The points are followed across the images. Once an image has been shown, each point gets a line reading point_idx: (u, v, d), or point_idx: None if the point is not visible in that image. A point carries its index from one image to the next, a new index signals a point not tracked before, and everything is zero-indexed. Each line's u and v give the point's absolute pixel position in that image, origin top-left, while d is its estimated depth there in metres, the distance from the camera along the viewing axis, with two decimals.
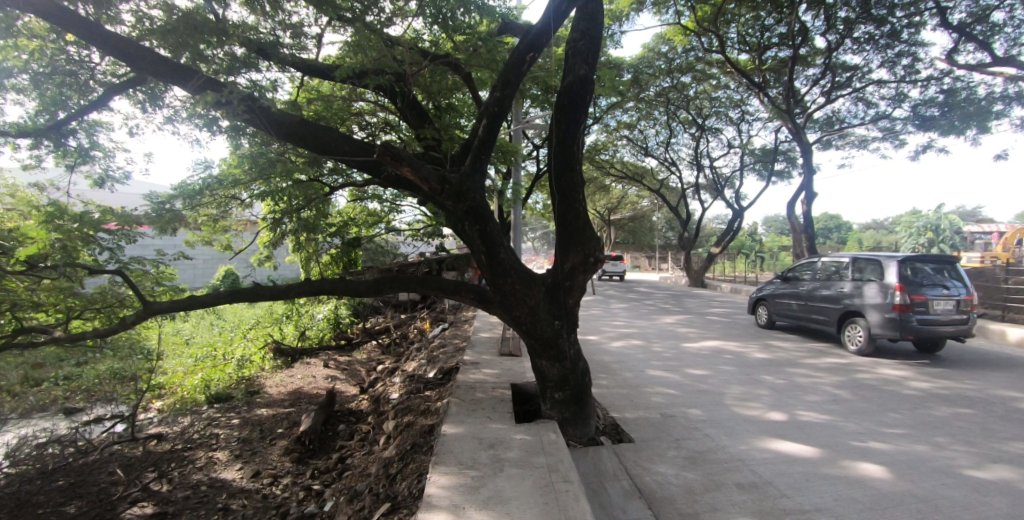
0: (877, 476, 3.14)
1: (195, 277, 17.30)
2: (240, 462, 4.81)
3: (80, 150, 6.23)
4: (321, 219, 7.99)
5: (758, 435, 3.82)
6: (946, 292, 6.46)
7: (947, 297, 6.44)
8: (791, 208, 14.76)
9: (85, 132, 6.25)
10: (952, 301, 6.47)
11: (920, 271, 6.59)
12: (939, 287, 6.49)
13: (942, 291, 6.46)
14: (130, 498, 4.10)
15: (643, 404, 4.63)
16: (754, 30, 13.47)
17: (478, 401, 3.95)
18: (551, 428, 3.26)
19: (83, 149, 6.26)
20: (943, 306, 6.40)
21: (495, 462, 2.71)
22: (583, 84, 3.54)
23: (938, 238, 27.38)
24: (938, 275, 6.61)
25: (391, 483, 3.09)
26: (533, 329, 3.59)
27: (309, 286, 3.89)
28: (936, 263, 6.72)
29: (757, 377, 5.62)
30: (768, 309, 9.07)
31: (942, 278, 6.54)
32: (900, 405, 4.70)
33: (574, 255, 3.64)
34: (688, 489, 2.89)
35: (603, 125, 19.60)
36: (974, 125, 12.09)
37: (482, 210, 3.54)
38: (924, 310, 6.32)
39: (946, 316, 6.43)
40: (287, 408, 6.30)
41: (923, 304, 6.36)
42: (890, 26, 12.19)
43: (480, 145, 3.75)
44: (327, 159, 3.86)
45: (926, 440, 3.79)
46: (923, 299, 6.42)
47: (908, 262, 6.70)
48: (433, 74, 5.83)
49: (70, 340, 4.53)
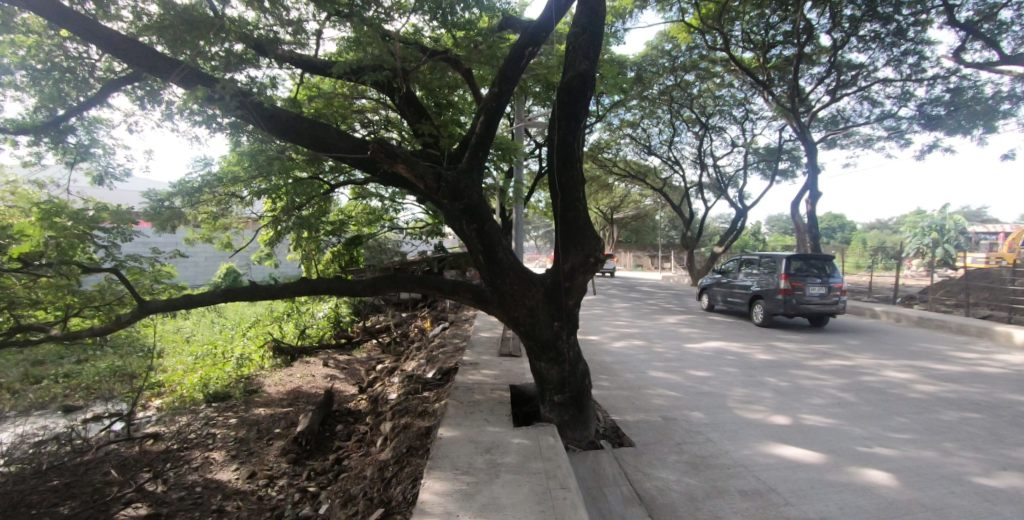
0: (884, 483, 3.06)
1: (197, 275, 17.27)
2: (236, 463, 4.76)
3: (80, 147, 6.19)
4: (320, 217, 7.93)
5: (761, 439, 3.75)
6: (821, 281, 9.06)
7: (821, 285, 9.06)
8: (795, 207, 14.62)
9: (85, 129, 6.21)
10: (824, 288, 9.09)
11: (804, 265, 9.18)
12: (815, 278, 9.12)
13: (817, 280, 9.07)
14: (124, 499, 4.05)
15: (644, 406, 4.55)
16: (759, 27, 13.34)
17: (477, 403, 3.89)
18: (550, 432, 3.20)
19: (83, 147, 6.21)
20: (817, 291, 9.01)
21: (492, 467, 2.64)
22: (583, 80, 3.46)
23: (942, 238, 27.25)
24: (817, 269, 9.22)
25: (385, 488, 3.03)
26: (531, 331, 3.52)
27: (304, 285, 3.83)
28: (816, 260, 9.32)
29: (760, 379, 5.54)
30: (709, 294, 11.72)
31: (818, 270, 9.16)
32: (906, 409, 4.61)
33: (573, 256, 3.57)
34: (690, 495, 2.83)
35: (606, 123, 19.47)
36: (980, 124, 11.96)
37: (480, 209, 3.47)
38: (801, 293, 8.98)
39: (818, 298, 9.08)
40: (285, 408, 6.26)
41: (801, 289, 9.02)
42: (896, 24, 12.06)
43: (479, 141, 3.68)
44: (323, 156, 3.78)
45: (932, 445, 3.71)
46: (802, 286, 9.08)
47: (796, 258, 9.32)
48: (432, 71, 5.76)
49: (68, 337, 4.47)
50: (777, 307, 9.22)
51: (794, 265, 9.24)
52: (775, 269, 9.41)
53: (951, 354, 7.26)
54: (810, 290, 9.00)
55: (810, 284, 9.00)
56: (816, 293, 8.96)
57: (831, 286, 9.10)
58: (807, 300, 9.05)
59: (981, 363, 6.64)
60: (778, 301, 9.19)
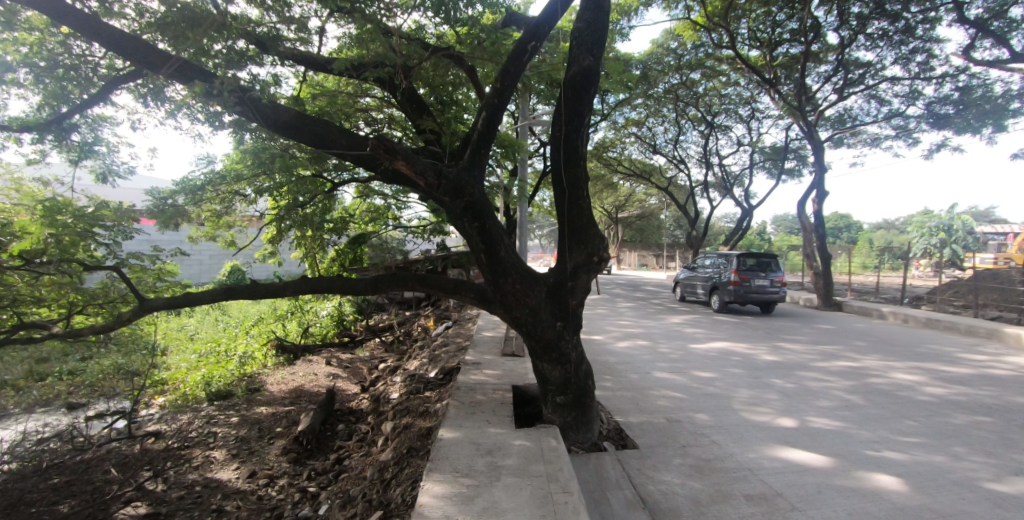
0: (892, 488, 2.99)
1: (201, 272, 17.31)
2: (236, 462, 4.73)
3: (83, 145, 6.17)
4: (324, 216, 7.90)
5: (767, 442, 3.69)
6: (764, 275, 11.31)
7: (764, 278, 11.31)
8: (802, 207, 14.46)
9: (88, 126, 6.20)
10: (767, 281, 11.34)
11: (753, 263, 11.42)
12: (759, 272, 11.45)
13: (761, 274, 11.33)
14: (123, 498, 4.04)
15: (648, 408, 4.48)
16: (765, 25, 13.22)
17: (478, 403, 3.84)
18: (552, 434, 3.14)
19: (87, 144, 6.20)
20: (761, 283, 11.26)
21: (492, 469, 2.59)
22: (586, 76, 3.40)
23: (950, 238, 26.98)
24: (762, 265, 11.50)
25: (384, 489, 3.00)
26: (534, 331, 3.47)
27: (305, 283, 3.80)
28: (763, 258, 11.55)
29: (766, 381, 5.46)
30: (683, 288, 13.96)
31: (763, 267, 11.42)
32: (916, 412, 4.52)
33: (576, 254, 3.53)
34: (694, 499, 2.77)
35: (611, 122, 19.37)
36: (990, 123, 11.78)
37: (482, 206, 3.43)
38: (747, 285, 11.23)
39: (762, 288, 11.34)
40: (286, 407, 6.23)
41: (748, 281, 11.28)
42: (904, 22, 11.92)
43: (480, 138, 3.64)
44: (323, 153, 3.75)
45: (942, 449, 3.63)
46: (749, 279, 11.33)
47: (747, 257, 11.54)
48: (435, 68, 5.68)
49: (70, 335, 4.42)
50: (730, 295, 11.46)
51: (745, 262, 11.48)
52: (730, 265, 11.64)
53: (959, 356, 7.16)
54: (754, 282, 11.28)
55: (756, 277, 11.26)
56: (760, 284, 11.19)
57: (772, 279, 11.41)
58: (752, 289, 11.35)
59: (990, 366, 6.53)
60: (731, 291, 11.41)
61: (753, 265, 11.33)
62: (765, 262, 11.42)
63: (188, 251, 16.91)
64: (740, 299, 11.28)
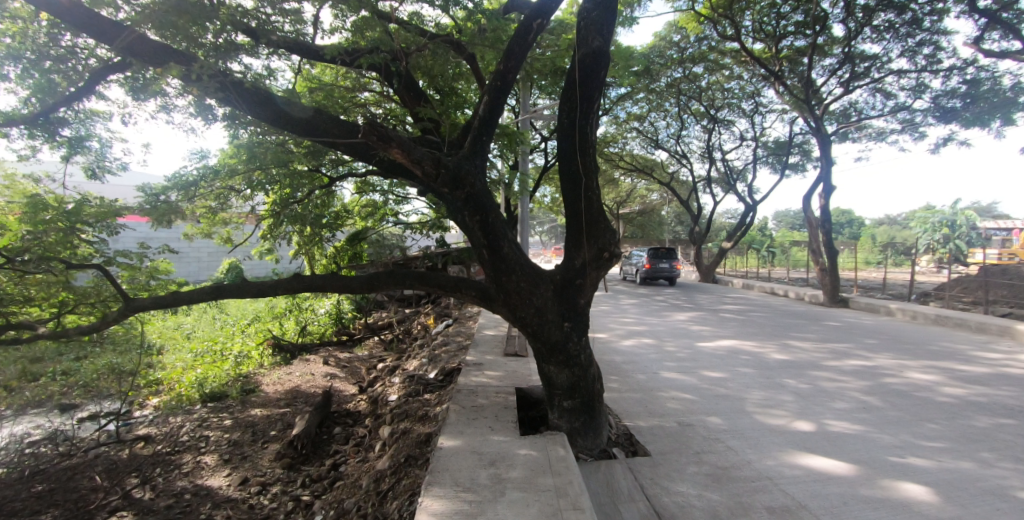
0: (921, 498, 2.79)
1: (198, 271, 17.13)
2: (227, 468, 4.53)
3: (75, 140, 5.98)
4: (322, 211, 7.70)
5: (784, 448, 3.49)
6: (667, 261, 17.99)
7: (666, 263, 18.02)
8: (808, 202, 14.21)
9: (80, 121, 5.99)
10: (668, 264, 18.05)
11: (659, 254, 18.17)
12: (663, 258, 18.23)
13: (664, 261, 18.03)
14: (108, 507, 3.86)
15: (657, 411, 4.29)
16: (769, 17, 12.98)
17: (480, 408, 3.65)
18: (559, 442, 2.95)
19: (79, 139, 6.01)
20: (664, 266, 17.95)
21: (496, 483, 2.40)
22: (596, 59, 3.18)
23: (954, 234, 26.71)
24: (667, 254, 18.13)
25: (380, 503, 2.81)
26: (540, 332, 3.28)
27: (297, 281, 3.60)
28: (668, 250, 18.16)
29: (778, 381, 5.26)
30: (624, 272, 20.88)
31: (666, 256, 18.11)
32: (936, 414, 4.31)
33: (586, 250, 3.31)
34: (713, 513, 2.57)
35: (612, 116, 19.13)
36: (999, 116, 11.54)
37: (483, 198, 3.24)
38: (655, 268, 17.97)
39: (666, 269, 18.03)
40: (281, 409, 6.04)
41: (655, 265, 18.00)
42: (911, 14, 11.69)
43: (481, 125, 3.44)
44: (314, 141, 3.53)
45: (970, 455, 3.42)
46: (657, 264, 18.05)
47: (657, 249, 18.21)
48: (433, 56, 5.33)
49: (55, 336, 4.27)
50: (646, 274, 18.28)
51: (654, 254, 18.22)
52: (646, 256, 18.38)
53: (974, 354, 6.95)
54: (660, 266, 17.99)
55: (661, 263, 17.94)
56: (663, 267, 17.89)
57: (672, 263, 18.16)
58: (660, 270, 18.06)
59: (1007, 364, 6.32)
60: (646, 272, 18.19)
61: (659, 254, 17.95)
62: (668, 252, 18.07)
63: (184, 248, 16.76)
64: (651, 276, 18.09)
